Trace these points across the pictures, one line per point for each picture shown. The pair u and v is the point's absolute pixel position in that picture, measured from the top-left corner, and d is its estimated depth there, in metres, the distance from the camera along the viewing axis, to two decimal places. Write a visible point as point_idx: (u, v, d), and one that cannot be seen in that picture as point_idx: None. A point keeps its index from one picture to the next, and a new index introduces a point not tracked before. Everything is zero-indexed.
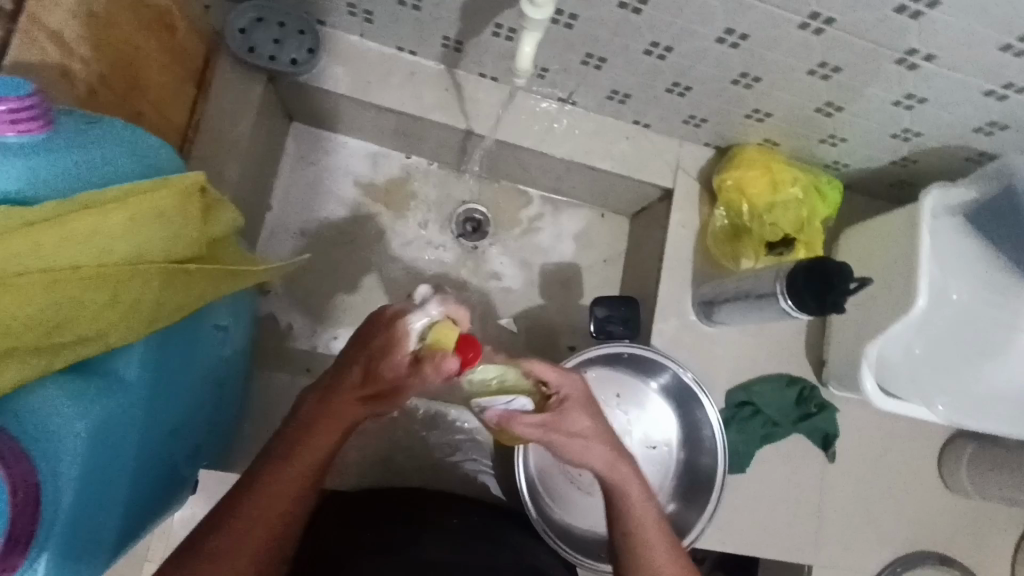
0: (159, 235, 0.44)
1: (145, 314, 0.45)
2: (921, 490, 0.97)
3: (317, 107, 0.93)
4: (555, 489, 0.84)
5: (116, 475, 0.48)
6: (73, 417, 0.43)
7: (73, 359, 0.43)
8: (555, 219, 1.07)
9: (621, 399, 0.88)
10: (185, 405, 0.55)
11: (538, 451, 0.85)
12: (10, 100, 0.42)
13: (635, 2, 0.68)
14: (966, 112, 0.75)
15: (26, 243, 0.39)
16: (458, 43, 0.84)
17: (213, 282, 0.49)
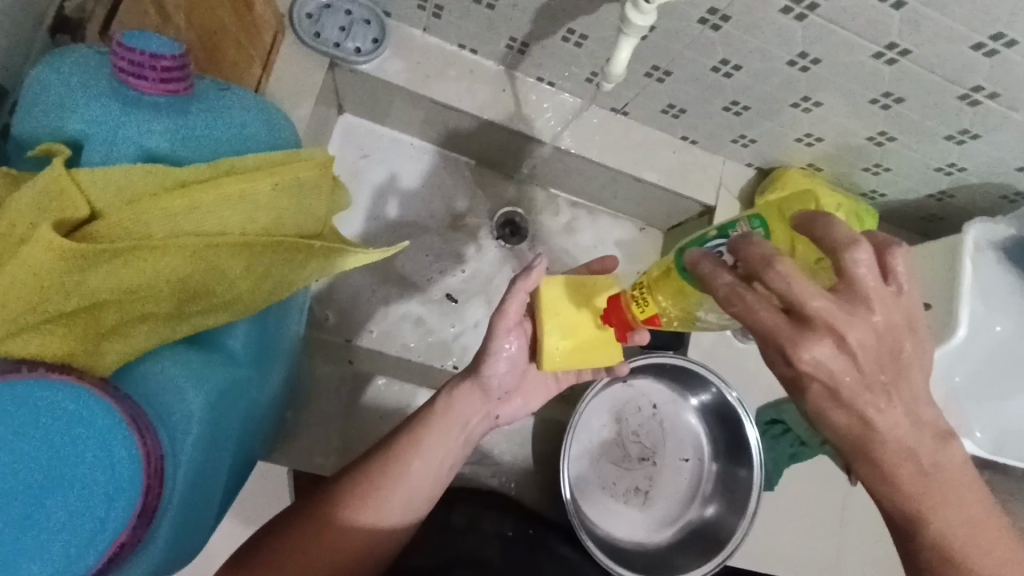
0: (292, 211, 0.47)
1: (270, 284, 0.48)
2: None
3: (371, 98, 0.93)
4: (593, 496, 0.84)
5: (222, 446, 0.52)
6: (193, 396, 0.47)
7: (203, 321, 0.47)
8: (592, 229, 1.07)
9: (657, 409, 0.89)
10: (273, 380, 0.59)
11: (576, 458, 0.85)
12: (166, 60, 0.47)
13: (716, 18, 0.69)
14: (1013, 152, 0.78)
15: (184, 205, 0.42)
16: (523, 45, 0.84)
17: (332, 262, 0.50)
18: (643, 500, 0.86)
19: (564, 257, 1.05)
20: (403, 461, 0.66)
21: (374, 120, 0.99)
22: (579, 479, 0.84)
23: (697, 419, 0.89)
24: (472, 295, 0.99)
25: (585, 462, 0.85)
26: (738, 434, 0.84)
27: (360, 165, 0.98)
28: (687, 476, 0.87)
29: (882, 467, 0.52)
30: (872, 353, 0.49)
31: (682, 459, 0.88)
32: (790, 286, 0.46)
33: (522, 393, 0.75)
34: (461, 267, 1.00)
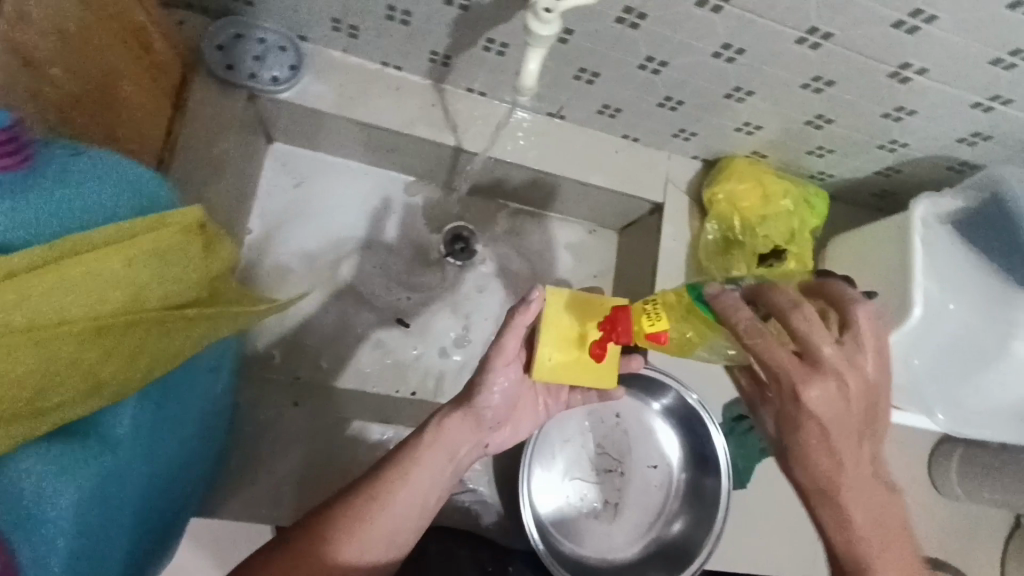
0: (156, 280, 0.44)
1: (144, 362, 0.45)
2: (912, 495, 1.00)
3: (298, 125, 0.89)
4: (559, 512, 0.83)
5: (110, 538, 0.49)
6: (59, 495, 0.44)
7: (65, 416, 0.42)
8: (544, 235, 1.05)
9: (619, 418, 0.87)
10: (178, 455, 0.57)
11: (537, 477, 0.83)
12: None
13: (633, 17, 0.67)
14: (952, 125, 0.76)
15: (14, 296, 0.38)
16: (446, 58, 0.81)
17: (216, 324, 0.49)
18: (611, 513, 0.85)
19: (516, 267, 1.03)
20: (390, 497, 0.63)
21: (306, 146, 0.95)
22: (543, 496, 0.83)
23: (662, 425, 0.87)
24: (424, 316, 0.97)
25: (546, 479, 0.84)
26: (702, 440, 0.83)
27: (296, 195, 0.95)
28: (657, 485, 0.86)
29: (839, 505, 0.61)
30: (863, 396, 0.60)
31: (649, 467, 0.86)
32: (810, 329, 0.59)
33: (513, 420, 0.72)
34: (412, 290, 0.97)
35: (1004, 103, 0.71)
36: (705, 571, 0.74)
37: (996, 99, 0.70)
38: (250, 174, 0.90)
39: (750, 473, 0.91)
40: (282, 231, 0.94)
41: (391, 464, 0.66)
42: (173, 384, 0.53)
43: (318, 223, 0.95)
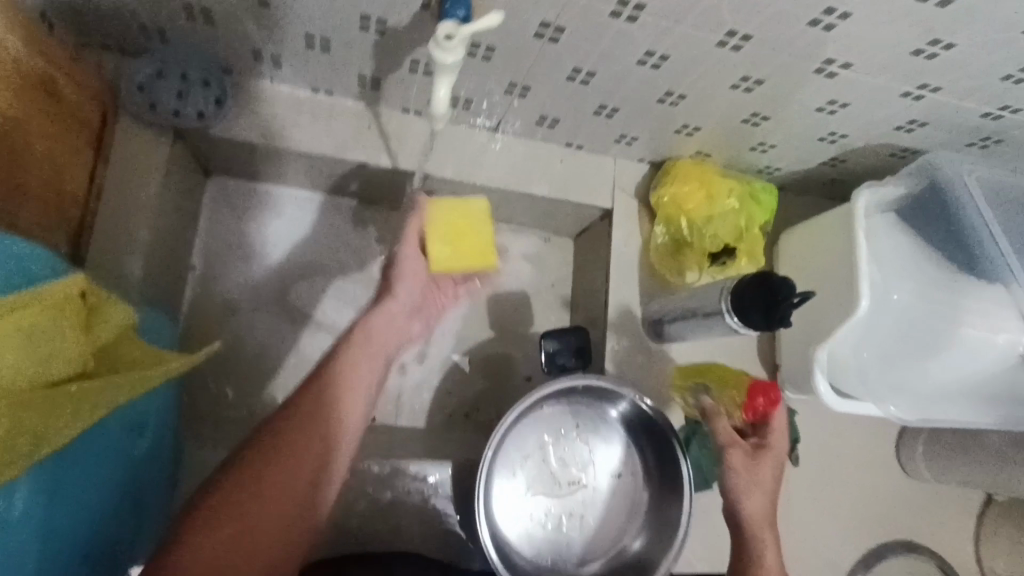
0: (25, 359, 0.44)
1: (29, 442, 0.44)
2: (881, 481, 1.01)
3: (233, 158, 0.88)
4: (525, 527, 0.83)
5: None
6: None
7: None
8: (499, 248, 1.04)
9: (581, 428, 0.86)
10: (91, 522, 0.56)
11: (499, 498, 0.82)
12: None
13: (551, 31, 0.66)
14: (887, 115, 0.76)
15: None
16: (375, 81, 0.80)
17: (111, 391, 0.47)
18: (577, 525, 0.85)
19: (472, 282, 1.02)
20: (333, 435, 0.65)
21: (245, 178, 0.94)
22: (508, 512, 0.82)
23: (625, 434, 0.87)
24: None
25: (510, 499, 0.83)
26: (662, 447, 0.84)
27: (238, 229, 0.94)
28: (619, 496, 0.86)
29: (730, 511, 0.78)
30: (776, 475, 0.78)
31: (615, 476, 0.87)
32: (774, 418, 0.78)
33: (426, 316, 0.77)
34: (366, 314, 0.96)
35: (933, 91, 0.70)
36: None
37: (925, 87, 0.69)
38: (189, 213, 0.89)
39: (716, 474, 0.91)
40: (227, 267, 0.92)
41: (338, 364, 0.68)
42: (74, 451, 0.53)
43: (265, 255, 0.94)
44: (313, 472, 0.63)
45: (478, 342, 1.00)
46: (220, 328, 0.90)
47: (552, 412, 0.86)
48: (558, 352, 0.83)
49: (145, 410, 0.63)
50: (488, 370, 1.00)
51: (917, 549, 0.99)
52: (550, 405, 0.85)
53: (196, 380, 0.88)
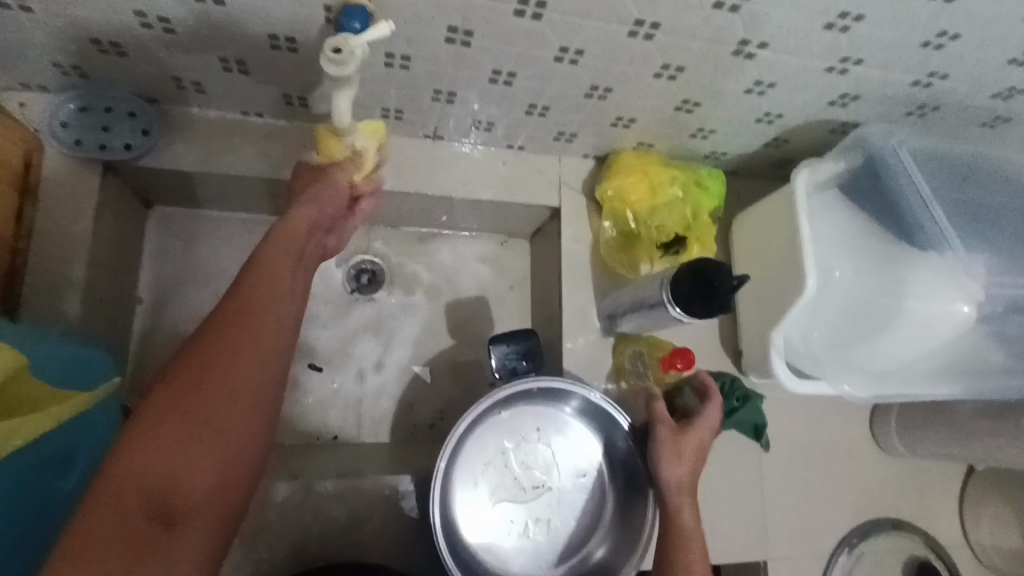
0: None
1: None
2: (859, 460, 0.98)
3: (171, 187, 0.88)
4: (490, 534, 0.82)
5: None
6: None
7: None
8: (454, 255, 1.03)
9: (543, 430, 0.85)
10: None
11: (462, 508, 0.81)
12: None
13: (461, 35, 0.65)
14: (817, 91, 0.75)
15: None
16: (302, 99, 0.79)
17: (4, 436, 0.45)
18: (543, 530, 0.84)
19: (428, 292, 1.01)
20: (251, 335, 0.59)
21: (189, 205, 0.93)
22: (472, 520, 0.81)
23: (588, 434, 0.86)
24: (338, 358, 0.96)
25: (473, 508, 0.82)
26: (625, 446, 0.83)
27: (185, 257, 0.93)
28: (585, 498, 0.85)
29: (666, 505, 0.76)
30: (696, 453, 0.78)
31: (579, 476, 0.86)
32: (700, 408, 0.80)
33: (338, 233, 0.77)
34: (322, 331, 0.96)
35: (857, 63, 0.69)
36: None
37: (848, 60, 0.68)
38: (132, 245, 0.89)
39: None
40: (176, 297, 0.92)
41: (262, 262, 0.66)
42: None
43: (214, 281, 0.93)
44: (269, 373, 0.60)
45: (438, 352, 0.99)
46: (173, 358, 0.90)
47: (511, 414, 0.84)
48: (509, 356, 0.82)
49: (66, 447, 0.64)
50: (450, 378, 0.99)
51: (902, 526, 0.97)
52: (510, 409, 0.84)
53: None
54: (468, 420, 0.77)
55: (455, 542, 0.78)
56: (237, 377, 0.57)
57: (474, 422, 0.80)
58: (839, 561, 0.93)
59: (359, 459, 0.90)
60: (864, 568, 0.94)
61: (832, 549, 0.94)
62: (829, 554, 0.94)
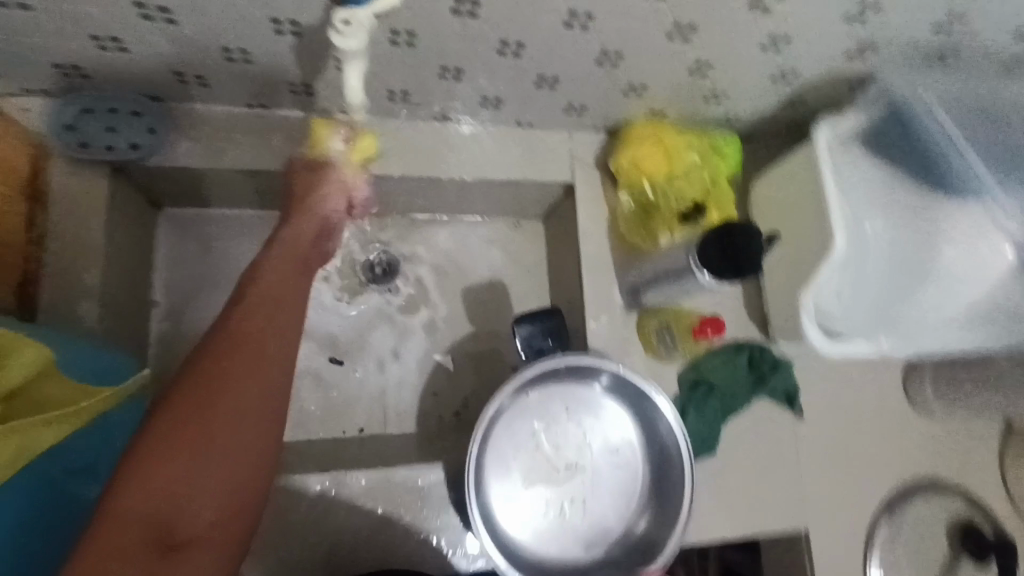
0: None
1: None
2: (896, 422, 0.96)
3: (180, 187, 0.86)
4: (529, 517, 0.80)
5: None
6: None
7: None
8: (468, 241, 1.02)
9: (575, 410, 0.84)
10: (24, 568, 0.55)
11: (496, 492, 0.80)
12: None
13: (468, 6, 0.63)
14: (834, 43, 0.73)
15: None
16: (307, 87, 0.78)
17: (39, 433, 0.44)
18: (580, 512, 0.82)
19: (445, 279, 1.00)
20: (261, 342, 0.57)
21: (198, 205, 0.92)
22: (509, 503, 0.80)
23: (621, 412, 0.85)
24: (358, 352, 0.95)
25: (506, 492, 0.80)
26: (655, 417, 0.82)
27: (197, 259, 0.92)
28: (621, 473, 0.84)
29: None
30: None
31: (613, 455, 0.84)
32: None
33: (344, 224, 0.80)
34: (340, 325, 0.95)
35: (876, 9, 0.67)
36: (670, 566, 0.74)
37: (866, 6, 0.66)
38: (143, 249, 0.87)
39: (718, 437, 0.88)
40: (191, 299, 0.91)
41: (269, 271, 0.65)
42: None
43: (228, 281, 0.92)
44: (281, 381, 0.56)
45: (459, 340, 0.98)
46: None
47: (541, 396, 0.83)
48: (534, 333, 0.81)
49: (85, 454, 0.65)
50: (473, 365, 0.98)
51: (945, 488, 0.94)
52: (535, 390, 0.82)
53: None
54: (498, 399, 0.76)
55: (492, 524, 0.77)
56: (252, 383, 0.54)
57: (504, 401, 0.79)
58: (882, 527, 0.91)
59: (386, 452, 0.89)
60: (908, 533, 0.92)
61: (874, 516, 0.92)
62: (871, 520, 0.92)
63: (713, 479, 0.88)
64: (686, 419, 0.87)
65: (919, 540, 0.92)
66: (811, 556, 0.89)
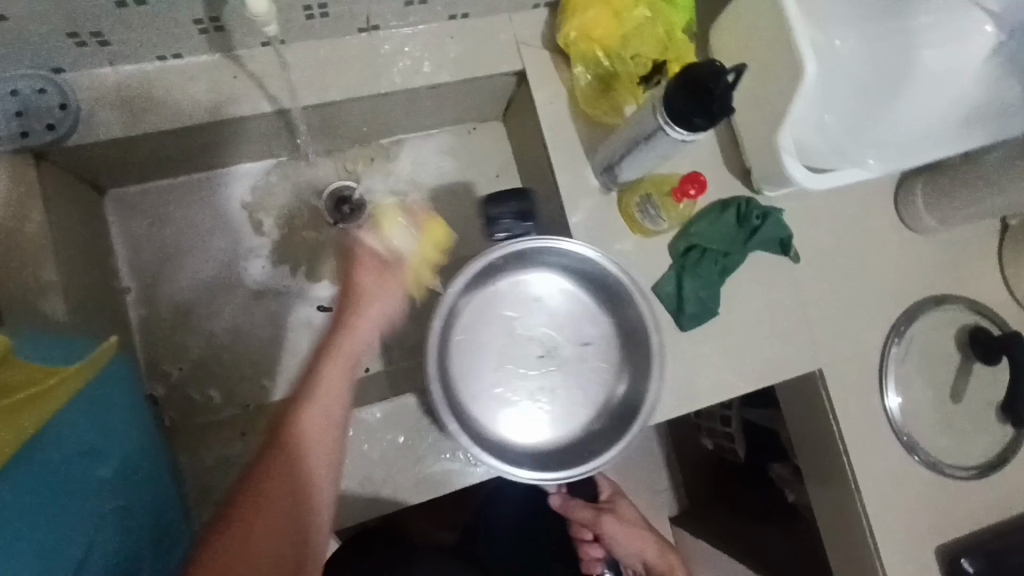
0: None
1: None
2: (892, 247, 0.95)
3: (115, 162, 0.81)
4: (506, 414, 0.81)
5: None
6: None
7: None
8: (428, 158, 0.98)
9: (541, 302, 0.85)
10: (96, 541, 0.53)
11: (467, 387, 0.81)
12: None
13: None
14: None
15: None
16: (214, 22, 0.71)
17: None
18: (557, 403, 0.83)
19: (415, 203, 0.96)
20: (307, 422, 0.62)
21: (142, 179, 0.87)
22: (488, 402, 0.81)
23: (586, 300, 0.86)
24: None
25: (476, 385, 0.81)
26: (620, 299, 0.82)
27: (158, 236, 0.88)
28: (591, 364, 0.85)
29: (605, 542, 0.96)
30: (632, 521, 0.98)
31: (583, 344, 0.85)
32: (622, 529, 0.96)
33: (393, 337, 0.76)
34: (320, 272, 0.92)
35: None
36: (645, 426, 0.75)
37: None
38: (96, 234, 0.83)
39: (718, 299, 0.88)
40: (161, 277, 0.88)
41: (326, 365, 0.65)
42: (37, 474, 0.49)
43: (195, 251, 0.89)
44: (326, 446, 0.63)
45: (443, 260, 0.96)
46: (181, 337, 0.87)
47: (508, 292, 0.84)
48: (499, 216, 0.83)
49: (112, 422, 0.59)
50: None
51: (948, 301, 0.95)
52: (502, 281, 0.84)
53: (180, 393, 0.86)
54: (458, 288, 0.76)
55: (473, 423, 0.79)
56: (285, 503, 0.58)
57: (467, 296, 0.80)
58: (891, 352, 0.92)
59: (396, 383, 0.89)
60: (916, 350, 0.93)
61: (883, 342, 0.93)
62: (880, 347, 0.93)
63: (721, 341, 0.89)
64: (683, 285, 0.86)
65: (926, 354, 0.94)
66: (827, 390, 0.91)
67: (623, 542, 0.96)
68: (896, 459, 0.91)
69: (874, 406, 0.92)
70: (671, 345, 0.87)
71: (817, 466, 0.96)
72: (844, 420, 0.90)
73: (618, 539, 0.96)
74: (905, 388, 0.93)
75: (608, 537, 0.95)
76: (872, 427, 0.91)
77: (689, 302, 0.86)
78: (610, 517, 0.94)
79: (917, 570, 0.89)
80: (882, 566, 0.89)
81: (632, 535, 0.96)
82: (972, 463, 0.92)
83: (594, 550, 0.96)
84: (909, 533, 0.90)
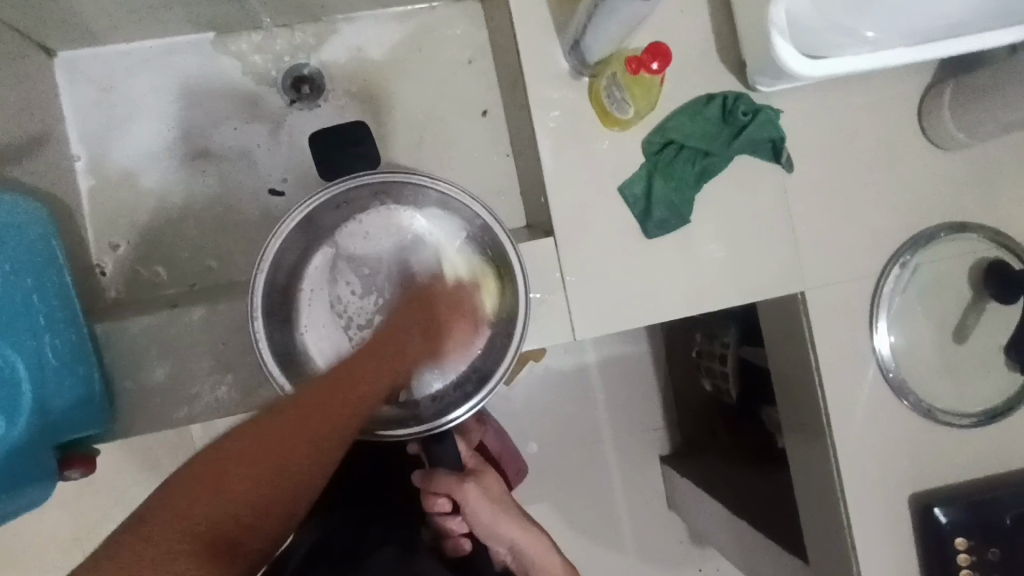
0: None
1: None
2: (906, 159, 0.83)
3: (61, 23, 0.78)
4: (333, 349, 0.78)
5: None
6: None
7: None
8: (396, 38, 0.91)
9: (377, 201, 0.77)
10: None
11: (316, 270, 0.79)
12: None
13: None
14: None
15: None
16: None
17: None
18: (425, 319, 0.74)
19: (377, 88, 0.91)
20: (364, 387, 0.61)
21: (94, 42, 0.85)
22: (312, 306, 0.79)
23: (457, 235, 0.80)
24: (298, 179, 0.89)
25: (322, 264, 0.79)
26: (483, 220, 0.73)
27: (109, 103, 0.87)
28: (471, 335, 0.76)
29: (467, 513, 0.70)
30: (497, 492, 0.72)
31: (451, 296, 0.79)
32: (489, 519, 0.70)
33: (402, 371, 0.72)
34: (277, 155, 0.89)
35: None
36: (518, 352, 0.68)
37: None
38: (46, 98, 0.82)
39: (692, 205, 0.80)
40: (113, 149, 0.87)
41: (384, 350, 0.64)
42: None
43: (149, 125, 0.88)
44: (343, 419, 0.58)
45: (400, 149, 0.91)
46: (130, 211, 0.87)
47: (366, 221, 0.80)
48: (329, 147, 0.73)
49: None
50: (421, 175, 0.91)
51: (969, 226, 0.82)
52: (362, 216, 0.80)
53: (127, 266, 0.86)
54: (306, 210, 0.68)
55: (280, 342, 0.74)
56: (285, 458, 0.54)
57: (306, 220, 0.73)
58: (889, 279, 0.82)
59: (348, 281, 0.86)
60: (918, 281, 0.82)
61: (883, 267, 0.82)
62: (877, 274, 0.83)
63: (692, 253, 0.80)
64: (651, 188, 0.78)
65: (931, 286, 0.83)
66: (807, 317, 0.82)
67: (488, 526, 0.70)
68: (877, 399, 0.82)
69: (862, 337, 0.82)
70: (634, 252, 0.80)
71: (791, 399, 0.88)
72: (822, 350, 0.82)
73: (489, 528, 0.70)
74: (898, 322, 0.82)
75: (467, 511, 0.70)
76: (855, 363, 0.82)
77: (657, 202, 0.78)
78: (472, 486, 0.71)
79: (885, 517, 0.81)
80: (847, 510, 0.81)
81: (497, 514, 0.70)
82: (968, 412, 0.82)
83: (453, 525, 0.73)
84: (883, 477, 0.82)
